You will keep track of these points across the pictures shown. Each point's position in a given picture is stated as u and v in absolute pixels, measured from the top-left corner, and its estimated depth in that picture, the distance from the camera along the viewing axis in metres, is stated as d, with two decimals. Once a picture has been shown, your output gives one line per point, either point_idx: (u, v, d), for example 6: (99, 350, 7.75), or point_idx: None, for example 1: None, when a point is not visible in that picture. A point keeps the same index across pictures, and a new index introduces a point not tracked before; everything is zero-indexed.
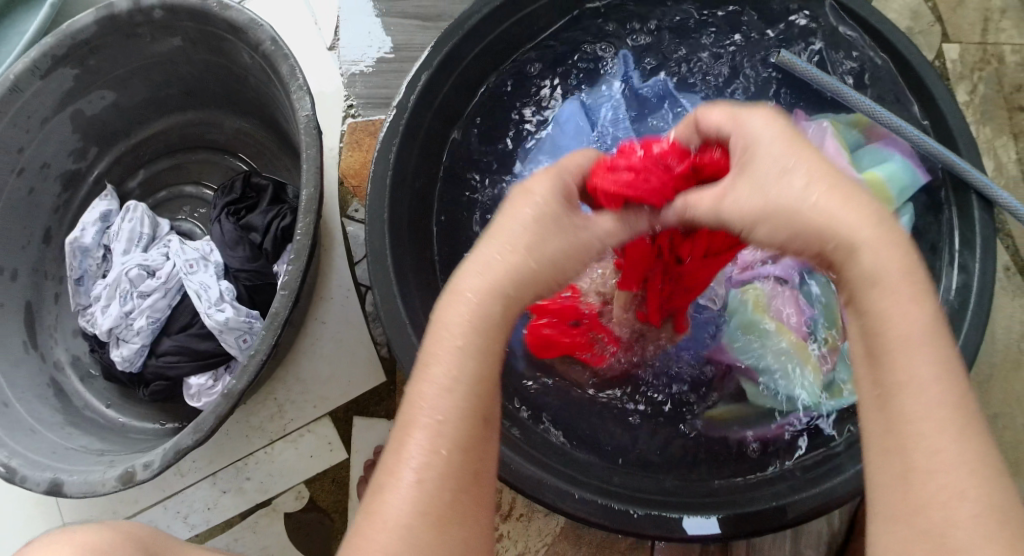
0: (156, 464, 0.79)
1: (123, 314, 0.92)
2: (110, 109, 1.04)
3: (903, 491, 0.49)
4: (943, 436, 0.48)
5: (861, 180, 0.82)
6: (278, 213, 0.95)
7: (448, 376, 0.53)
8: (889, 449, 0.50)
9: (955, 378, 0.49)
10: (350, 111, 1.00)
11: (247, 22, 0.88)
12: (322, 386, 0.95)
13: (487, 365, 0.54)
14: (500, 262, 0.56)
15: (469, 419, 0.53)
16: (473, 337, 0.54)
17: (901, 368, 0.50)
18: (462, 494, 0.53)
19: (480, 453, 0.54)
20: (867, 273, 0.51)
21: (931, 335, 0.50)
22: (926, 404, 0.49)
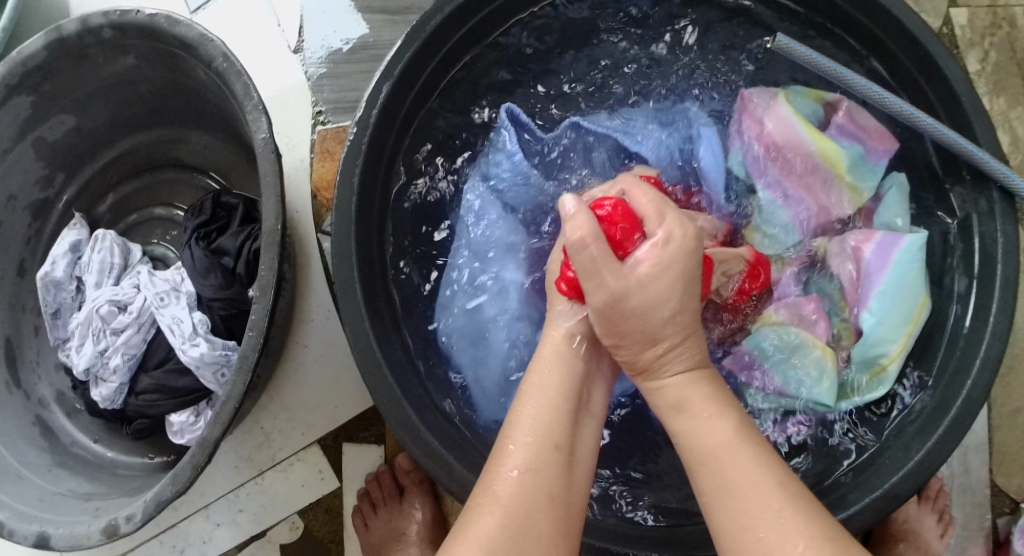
0: (138, 517, 0.78)
1: (98, 353, 0.89)
2: (73, 133, 0.99)
3: (731, 529, 0.58)
4: (773, 519, 0.56)
5: (815, 153, 0.80)
6: (249, 235, 0.90)
7: (527, 439, 0.61)
8: (710, 465, 0.60)
9: (759, 451, 0.60)
10: (318, 117, 0.95)
11: (196, 38, 0.82)
12: (309, 412, 0.92)
13: (554, 423, 0.62)
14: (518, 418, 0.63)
15: (547, 463, 0.60)
16: (538, 425, 0.62)
17: (715, 469, 0.60)
18: (535, 507, 0.58)
19: (554, 479, 0.60)
20: (664, 406, 0.64)
21: (739, 436, 0.61)
22: (742, 476, 0.58)
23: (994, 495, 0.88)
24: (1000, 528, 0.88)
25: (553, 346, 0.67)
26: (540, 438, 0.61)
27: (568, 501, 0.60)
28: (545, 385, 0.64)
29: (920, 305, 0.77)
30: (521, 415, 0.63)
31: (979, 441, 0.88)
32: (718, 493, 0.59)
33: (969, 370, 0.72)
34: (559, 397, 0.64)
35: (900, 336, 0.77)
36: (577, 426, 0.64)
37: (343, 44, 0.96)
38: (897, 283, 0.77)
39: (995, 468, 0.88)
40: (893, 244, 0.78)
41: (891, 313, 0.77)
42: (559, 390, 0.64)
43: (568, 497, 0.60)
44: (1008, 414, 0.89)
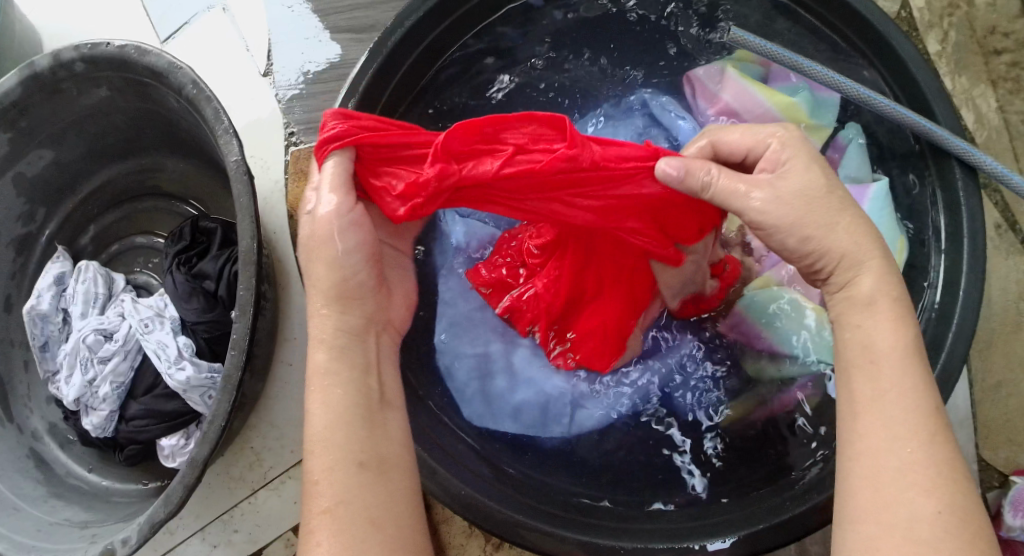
0: (133, 540, 0.78)
1: (86, 383, 0.90)
2: (51, 168, 1.00)
3: (868, 465, 0.58)
4: (915, 439, 0.57)
5: (771, 109, 0.84)
6: (229, 257, 0.91)
7: (322, 445, 0.62)
8: (868, 397, 0.60)
9: (923, 383, 0.59)
10: (291, 138, 0.96)
11: (166, 66, 0.84)
12: (297, 430, 0.92)
13: (338, 416, 0.63)
14: (310, 398, 0.64)
15: (344, 466, 0.61)
16: (322, 409, 0.63)
17: (876, 378, 0.60)
18: (365, 523, 0.59)
19: (373, 491, 0.61)
20: (863, 301, 0.63)
21: (905, 353, 0.60)
22: (901, 400, 0.59)
23: (982, 469, 0.89)
24: (990, 502, 0.88)
25: (319, 325, 0.67)
26: (341, 458, 0.61)
27: (389, 507, 0.61)
28: (338, 385, 0.64)
29: (899, 243, 0.78)
30: (314, 421, 0.63)
31: (963, 416, 0.89)
32: (866, 408, 0.60)
33: (941, 344, 0.73)
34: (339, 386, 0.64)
35: None
36: (377, 422, 0.64)
37: (312, 63, 0.97)
38: (875, 230, 0.79)
39: (981, 442, 0.89)
40: (861, 196, 0.80)
41: None
42: (347, 389, 0.64)
43: (389, 505, 0.61)
44: (990, 387, 0.90)
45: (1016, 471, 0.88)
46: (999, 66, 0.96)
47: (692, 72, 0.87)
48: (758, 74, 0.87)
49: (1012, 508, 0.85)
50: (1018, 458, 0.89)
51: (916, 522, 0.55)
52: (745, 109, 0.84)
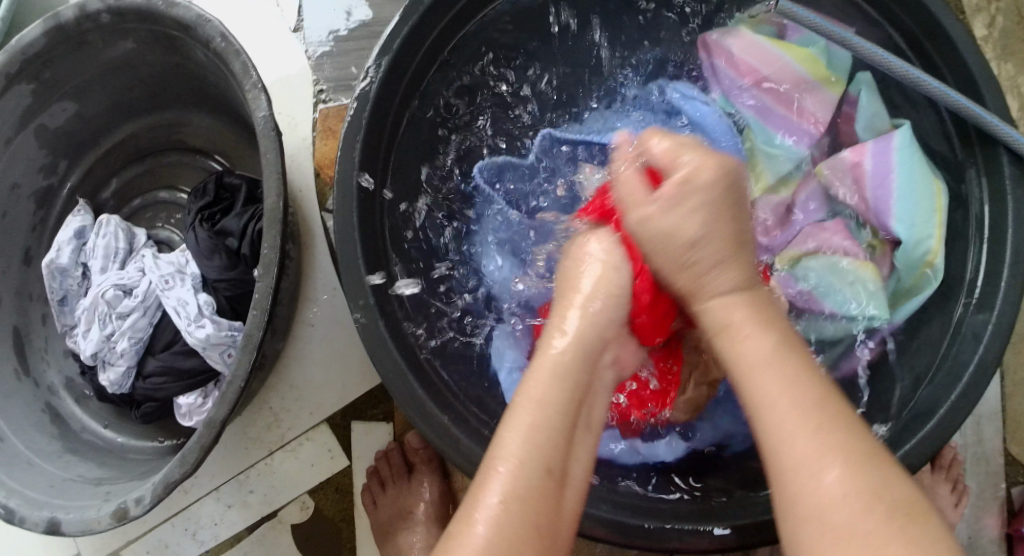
0: (147, 499, 0.78)
1: (104, 338, 0.89)
2: (75, 120, 0.99)
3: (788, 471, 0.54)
4: (796, 432, 0.54)
5: (792, 64, 0.83)
6: (253, 215, 0.89)
7: (519, 440, 0.56)
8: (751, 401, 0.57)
9: (803, 386, 0.56)
10: (320, 96, 0.94)
11: (194, 19, 0.82)
12: (316, 391, 0.92)
13: (551, 435, 0.57)
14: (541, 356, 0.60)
15: (533, 475, 0.55)
16: (540, 416, 0.57)
17: (761, 370, 0.57)
18: (527, 535, 0.54)
19: (541, 513, 0.55)
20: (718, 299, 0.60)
21: (781, 345, 0.58)
22: (773, 387, 0.56)
23: (1008, 464, 0.87)
24: (1014, 498, 0.87)
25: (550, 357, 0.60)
26: (532, 462, 0.56)
27: (554, 534, 0.55)
28: (558, 384, 0.59)
29: (937, 188, 0.78)
30: (511, 438, 0.57)
31: (992, 409, 0.87)
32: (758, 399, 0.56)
33: (980, 336, 0.72)
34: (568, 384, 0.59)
35: (934, 228, 0.78)
36: (571, 451, 0.58)
37: (343, 21, 0.95)
38: (910, 184, 0.78)
39: (1009, 437, 0.87)
40: (886, 148, 0.79)
41: (915, 217, 0.78)
42: (554, 405, 0.58)
43: (552, 532, 0.55)
44: (1021, 381, 0.88)
45: None
46: None
47: (708, 36, 0.86)
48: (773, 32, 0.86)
49: None
50: None
51: (833, 509, 0.52)
52: (766, 64, 0.84)
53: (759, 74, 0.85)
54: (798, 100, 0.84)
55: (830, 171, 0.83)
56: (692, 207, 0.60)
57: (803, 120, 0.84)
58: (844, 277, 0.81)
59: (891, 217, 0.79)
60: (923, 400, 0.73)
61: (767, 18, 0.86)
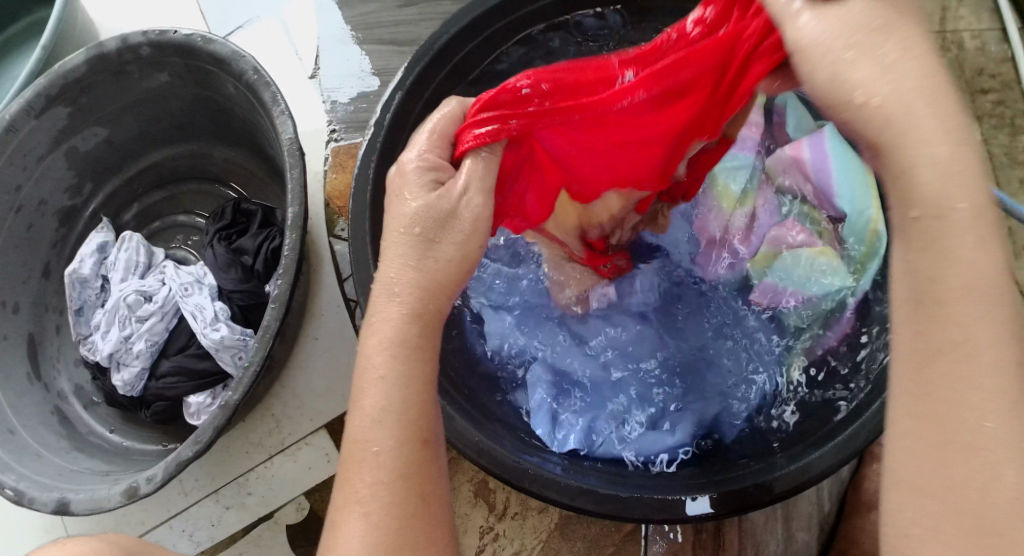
0: (158, 477, 0.82)
1: (122, 339, 0.95)
2: (103, 145, 1.08)
3: (954, 444, 0.49)
4: (997, 406, 0.48)
5: None
6: (268, 235, 0.98)
7: (378, 415, 0.58)
8: (920, 359, 0.50)
9: (1012, 357, 0.49)
10: (333, 136, 1.03)
11: (229, 53, 0.91)
12: (317, 399, 0.97)
13: (415, 416, 0.59)
14: (374, 333, 0.60)
15: (407, 447, 0.58)
16: (397, 394, 0.58)
17: (955, 323, 0.49)
18: (410, 517, 0.57)
19: (427, 478, 0.59)
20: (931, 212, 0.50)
21: (990, 284, 0.49)
22: (986, 353, 0.49)
23: None
24: None
25: (379, 335, 0.60)
26: (406, 443, 0.58)
27: (437, 489, 0.59)
28: (407, 358, 0.59)
29: (867, 173, 0.89)
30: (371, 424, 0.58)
31: None
32: (951, 358, 0.49)
33: None
34: (417, 352, 0.60)
35: (872, 203, 0.88)
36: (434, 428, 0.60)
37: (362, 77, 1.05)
38: (844, 168, 0.89)
39: None
40: (819, 144, 0.90)
41: (856, 197, 0.88)
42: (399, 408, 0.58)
43: (436, 493, 0.59)
44: None
45: None
46: (985, 104, 1.05)
47: None
48: None
49: None
50: None
51: (985, 429, 0.49)
52: None
53: None
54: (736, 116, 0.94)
55: (777, 167, 0.93)
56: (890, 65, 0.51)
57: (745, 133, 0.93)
58: (818, 267, 0.88)
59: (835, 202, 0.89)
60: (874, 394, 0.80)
61: None
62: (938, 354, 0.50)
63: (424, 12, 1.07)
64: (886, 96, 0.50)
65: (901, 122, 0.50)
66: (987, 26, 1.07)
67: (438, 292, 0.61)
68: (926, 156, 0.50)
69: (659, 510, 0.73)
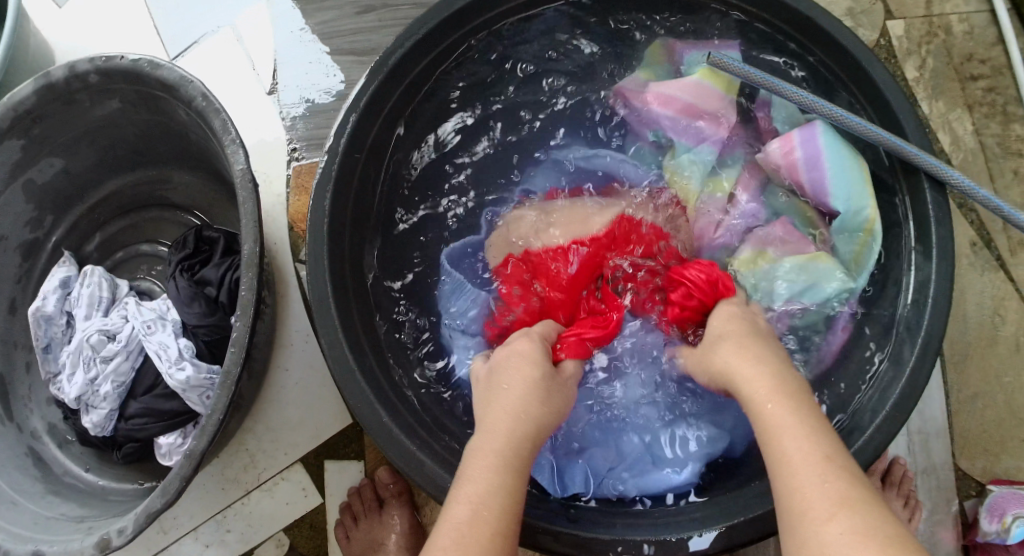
0: (129, 529, 0.81)
1: (88, 381, 0.92)
2: (61, 175, 1.04)
3: (799, 533, 0.57)
4: (826, 500, 0.57)
5: (701, 82, 0.89)
6: (231, 265, 0.93)
7: (470, 498, 0.62)
8: (779, 475, 0.61)
9: (834, 459, 0.60)
10: (294, 154, 1.00)
11: (177, 79, 0.87)
12: (292, 432, 0.95)
13: (502, 500, 0.63)
14: (491, 420, 0.68)
15: (488, 530, 0.61)
16: (490, 477, 0.64)
17: (780, 444, 0.62)
18: None
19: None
20: (746, 388, 0.67)
21: (806, 421, 0.62)
22: (794, 451, 0.61)
23: (960, 479, 0.91)
24: (967, 511, 0.90)
25: (505, 420, 0.68)
26: (488, 520, 0.61)
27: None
28: (512, 441, 0.66)
29: (863, 166, 0.84)
30: (465, 489, 0.63)
31: (939, 426, 0.92)
32: (779, 471, 0.61)
33: (912, 348, 0.77)
34: (522, 443, 0.67)
35: (868, 199, 0.83)
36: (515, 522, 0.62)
37: (321, 89, 1.01)
38: (838, 162, 0.84)
39: (958, 452, 0.92)
40: (812, 138, 0.85)
41: (851, 194, 0.83)
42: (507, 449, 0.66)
43: None
44: (966, 399, 0.92)
45: (992, 481, 0.90)
46: (975, 91, 1.00)
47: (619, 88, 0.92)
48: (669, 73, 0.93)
49: (988, 514, 0.87)
50: (994, 469, 0.91)
51: (830, 546, 0.55)
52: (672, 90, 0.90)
53: (671, 96, 0.89)
54: (712, 112, 0.89)
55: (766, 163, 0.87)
56: (742, 348, 0.70)
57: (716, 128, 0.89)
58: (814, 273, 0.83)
59: (828, 198, 0.84)
60: (865, 411, 0.77)
61: (663, 60, 0.93)
62: (770, 473, 0.62)
63: (383, 20, 1.03)
64: (748, 370, 0.68)
65: (740, 358, 0.70)
66: (974, 8, 1.02)
67: (545, 406, 0.70)
68: (744, 367, 0.68)
69: (651, 550, 0.72)
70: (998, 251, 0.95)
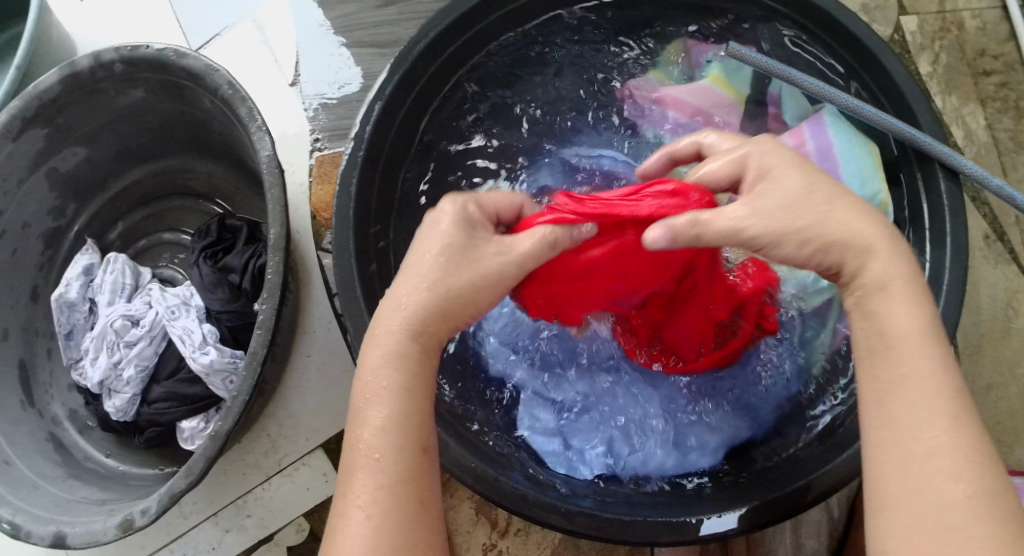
0: (152, 510, 0.81)
1: (112, 366, 0.93)
2: (83, 164, 1.05)
3: (911, 497, 0.57)
4: (954, 467, 0.57)
5: (708, 85, 0.92)
6: (255, 251, 0.95)
7: (380, 425, 0.62)
8: (888, 434, 0.60)
9: (957, 418, 0.58)
10: (316, 144, 1.01)
11: (202, 68, 0.88)
12: (313, 418, 0.96)
13: (417, 419, 0.63)
14: (376, 341, 0.65)
15: (403, 457, 0.61)
16: (394, 410, 0.62)
17: (897, 401, 0.60)
18: (399, 528, 0.59)
19: (417, 487, 0.61)
20: (897, 327, 0.62)
21: (926, 365, 0.60)
22: (924, 417, 0.59)
23: None
24: None
25: (383, 347, 0.64)
26: (407, 446, 0.62)
27: (417, 492, 0.61)
28: (397, 366, 0.63)
29: (874, 150, 0.86)
30: (373, 418, 0.62)
31: None
32: (894, 429, 0.59)
33: None
34: (417, 368, 0.64)
35: (879, 182, 0.85)
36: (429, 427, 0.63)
37: (343, 80, 1.03)
38: (850, 151, 0.86)
39: None
40: (822, 128, 0.87)
41: (864, 180, 0.85)
42: (418, 385, 0.64)
43: (428, 498, 0.62)
44: (980, 390, 0.93)
45: (1006, 471, 0.91)
46: (988, 86, 1.01)
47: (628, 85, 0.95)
48: (681, 73, 0.95)
49: None
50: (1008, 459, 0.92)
51: (948, 508, 0.56)
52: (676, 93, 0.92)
53: (676, 99, 0.92)
54: (715, 113, 0.92)
55: None
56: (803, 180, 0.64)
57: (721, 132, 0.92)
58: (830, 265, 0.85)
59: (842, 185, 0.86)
60: None
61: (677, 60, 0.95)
62: (879, 431, 0.60)
63: (404, 12, 1.04)
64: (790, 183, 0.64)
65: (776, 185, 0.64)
66: (987, 4, 1.03)
67: (440, 317, 0.66)
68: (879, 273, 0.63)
69: (670, 532, 0.73)
70: (1012, 244, 0.96)
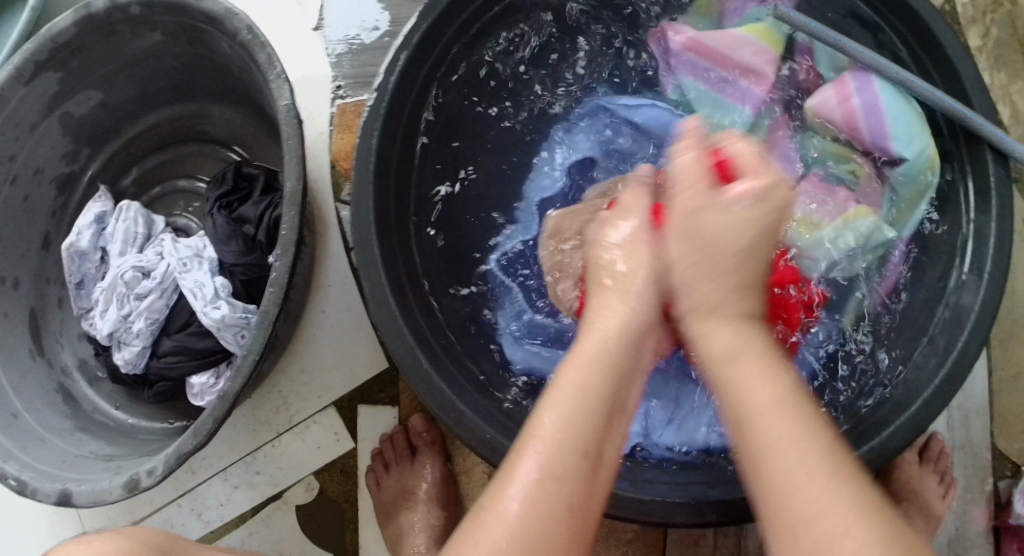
0: (158, 471, 0.80)
1: (121, 317, 0.91)
2: (97, 109, 1.02)
3: (791, 520, 0.53)
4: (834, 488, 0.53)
5: (742, 34, 0.87)
6: (270, 203, 0.92)
7: (553, 418, 0.59)
8: (741, 429, 0.57)
9: (802, 423, 0.56)
10: (338, 92, 0.98)
11: (221, 12, 0.85)
12: (326, 376, 0.94)
13: (583, 432, 0.58)
14: (585, 335, 0.63)
15: (565, 454, 0.57)
16: (570, 404, 0.59)
17: (752, 395, 0.57)
18: (549, 524, 0.56)
19: (574, 491, 0.57)
20: (721, 333, 0.60)
21: (781, 387, 0.57)
22: (783, 427, 0.56)
23: (996, 459, 0.91)
24: (1001, 492, 0.90)
25: (595, 341, 0.62)
26: (569, 442, 0.58)
27: (584, 511, 0.58)
28: (594, 369, 0.60)
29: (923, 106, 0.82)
30: (547, 416, 0.59)
31: (980, 404, 0.91)
32: (746, 429, 0.57)
33: (965, 323, 0.75)
34: (607, 375, 0.61)
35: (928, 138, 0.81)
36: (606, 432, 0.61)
37: (366, 26, 0.99)
38: (898, 107, 0.82)
39: (996, 432, 0.91)
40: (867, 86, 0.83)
41: (912, 138, 0.82)
42: (598, 392, 0.60)
43: (583, 509, 0.58)
44: (1009, 378, 0.91)
45: None
46: None
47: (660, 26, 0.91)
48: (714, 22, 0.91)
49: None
50: None
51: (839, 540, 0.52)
52: (711, 40, 0.88)
53: (705, 46, 0.88)
54: (746, 60, 0.87)
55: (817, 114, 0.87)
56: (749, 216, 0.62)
57: (752, 82, 0.89)
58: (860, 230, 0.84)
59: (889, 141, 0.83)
60: (913, 385, 0.76)
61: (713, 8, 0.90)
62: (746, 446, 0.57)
63: None
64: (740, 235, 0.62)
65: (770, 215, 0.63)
66: None
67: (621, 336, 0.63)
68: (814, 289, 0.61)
69: (682, 512, 0.72)
70: None
